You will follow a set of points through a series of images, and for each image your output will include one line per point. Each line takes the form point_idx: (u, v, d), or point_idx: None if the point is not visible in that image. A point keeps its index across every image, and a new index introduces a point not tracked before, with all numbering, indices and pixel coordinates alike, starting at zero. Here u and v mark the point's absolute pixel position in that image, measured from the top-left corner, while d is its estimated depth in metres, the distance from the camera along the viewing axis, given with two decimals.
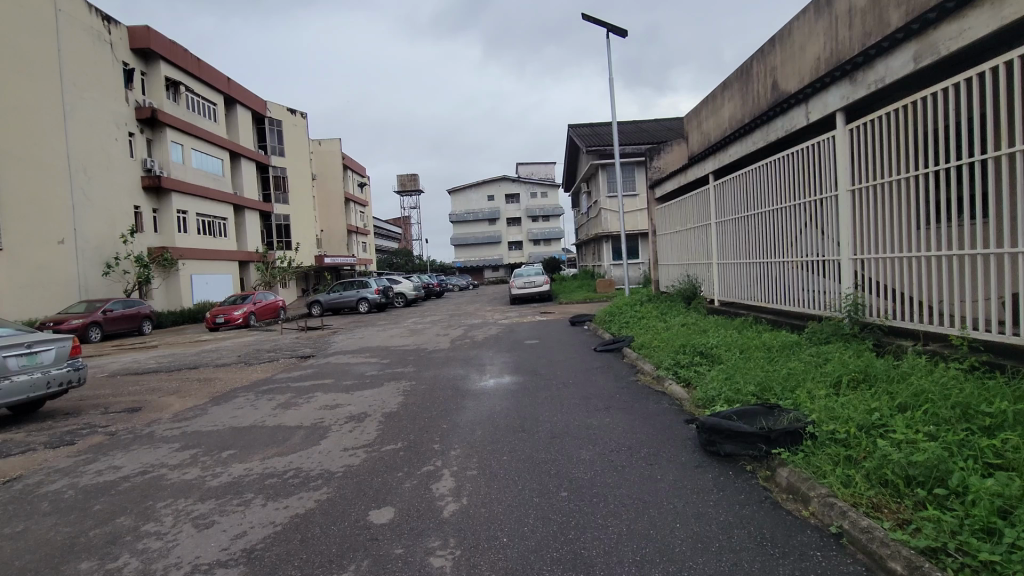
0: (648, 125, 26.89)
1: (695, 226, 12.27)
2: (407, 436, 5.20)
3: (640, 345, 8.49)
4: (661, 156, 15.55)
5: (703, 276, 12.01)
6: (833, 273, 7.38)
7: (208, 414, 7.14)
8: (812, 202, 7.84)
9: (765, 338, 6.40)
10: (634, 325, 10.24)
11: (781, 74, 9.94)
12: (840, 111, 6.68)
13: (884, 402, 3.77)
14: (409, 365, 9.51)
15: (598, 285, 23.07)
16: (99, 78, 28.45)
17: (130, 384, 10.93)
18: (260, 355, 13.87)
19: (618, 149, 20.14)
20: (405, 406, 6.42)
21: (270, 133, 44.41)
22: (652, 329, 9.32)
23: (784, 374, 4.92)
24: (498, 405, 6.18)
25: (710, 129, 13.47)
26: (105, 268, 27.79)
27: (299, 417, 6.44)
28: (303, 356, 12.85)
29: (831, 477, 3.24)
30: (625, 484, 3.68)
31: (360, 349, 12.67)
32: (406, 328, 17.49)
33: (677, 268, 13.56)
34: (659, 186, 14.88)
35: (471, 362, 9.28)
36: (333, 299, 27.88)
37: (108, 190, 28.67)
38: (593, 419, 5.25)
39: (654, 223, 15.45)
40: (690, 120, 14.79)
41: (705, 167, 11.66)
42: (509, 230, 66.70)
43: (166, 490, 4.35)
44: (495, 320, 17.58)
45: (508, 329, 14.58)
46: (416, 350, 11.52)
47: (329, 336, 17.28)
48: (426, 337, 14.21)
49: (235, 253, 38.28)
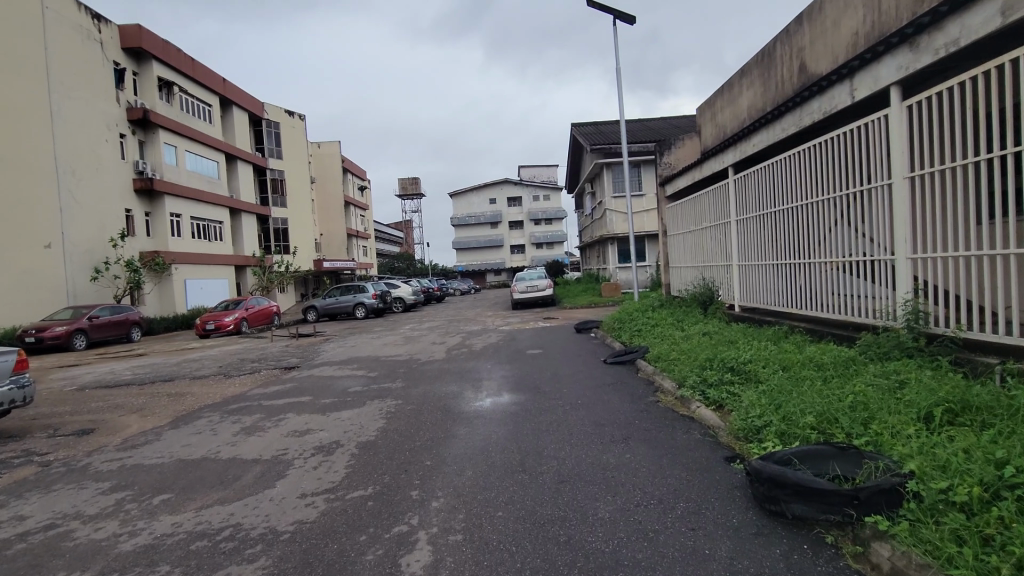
0: (654, 123, 25.93)
1: (712, 225, 11.29)
2: (381, 477, 4.22)
3: (658, 358, 7.51)
4: (671, 152, 14.58)
5: (721, 279, 11.04)
6: (881, 276, 6.40)
7: (160, 440, 6.16)
8: (856, 195, 6.84)
9: (812, 352, 5.41)
10: (650, 333, 9.24)
11: (810, 54, 8.99)
12: (895, 85, 5.71)
13: (1016, 451, 2.78)
14: (398, 380, 8.52)
15: (603, 289, 22.32)
16: (88, 77, 27.55)
17: (94, 399, 9.95)
18: (243, 366, 12.89)
19: (625, 147, 19.17)
20: (384, 434, 5.43)
21: (268, 135, 43.57)
22: (672, 339, 8.31)
23: (853, 404, 3.94)
24: (496, 433, 5.20)
25: (726, 121, 12.49)
26: (94, 273, 26.80)
27: (261, 447, 5.44)
28: (287, 367, 11.86)
29: (960, 564, 2.28)
30: (663, 565, 2.68)
31: (349, 359, 11.69)
32: (401, 336, 16.48)
33: (692, 271, 12.59)
34: (670, 183, 13.90)
35: (466, 376, 8.29)
36: (330, 304, 27.07)
37: (98, 193, 27.77)
38: (611, 455, 4.28)
39: (665, 222, 14.46)
40: (703, 112, 13.81)
41: (722, 160, 10.67)
42: (512, 234, 65.74)
43: (62, 558, 3.35)
44: (495, 327, 16.60)
45: (509, 337, 13.57)
46: (409, 361, 10.54)
47: (320, 344, 16.30)
48: (420, 346, 13.20)
49: (230, 257, 37.38)
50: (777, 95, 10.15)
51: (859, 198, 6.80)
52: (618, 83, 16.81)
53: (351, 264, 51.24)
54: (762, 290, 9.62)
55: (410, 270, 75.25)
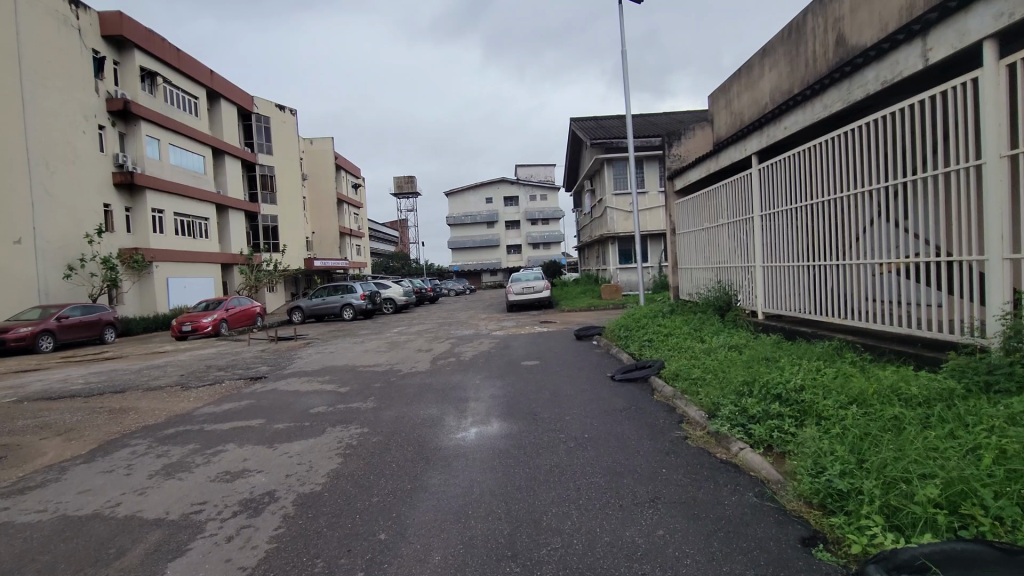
0: (657, 118, 24.69)
1: (730, 222, 10.06)
2: (310, 565, 2.96)
3: (680, 378, 6.27)
4: (682, 143, 13.26)
5: (741, 282, 9.80)
6: (959, 280, 5.15)
7: (58, 481, 4.87)
8: (923, 182, 5.61)
9: (887, 379, 4.17)
10: (661, 346, 7.95)
11: (850, 24, 7.75)
12: (990, 40, 4.47)
13: None
14: (372, 398, 7.23)
15: (604, 291, 21.13)
16: (64, 65, 26.25)
17: (25, 415, 8.64)
18: (206, 375, 11.60)
19: (632, 141, 17.92)
20: (334, 483, 4.17)
21: (257, 130, 42.12)
22: (690, 354, 7.01)
23: (997, 471, 2.68)
24: (483, 482, 3.97)
25: (744, 107, 11.24)
26: (67, 271, 25.49)
27: (173, 499, 4.17)
28: (253, 378, 10.53)
29: None
30: None
31: (322, 369, 10.41)
32: (386, 341, 15.18)
33: (705, 273, 11.37)
34: (679, 176, 12.64)
35: (449, 396, 7.02)
36: (316, 304, 25.81)
37: (72, 185, 26.36)
38: (639, 532, 3.04)
39: (673, 219, 13.24)
40: (717, 98, 12.59)
41: (744, 147, 9.41)
42: (508, 233, 64.53)
43: None
44: (488, 332, 15.36)
45: (502, 343, 12.32)
46: (388, 373, 9.28)
47: (299, 350, 15.04)
48: (404, 353, 11.93)
49: (217, 255, 36.03)
50: (809, 74, 8.88)
51: (929, 184, 5.59)
52: (625, 69, 15.55)
53: (343, 263, 49.92)
54: (792, 295, 8.39)
55: (405, 270, 73.89)
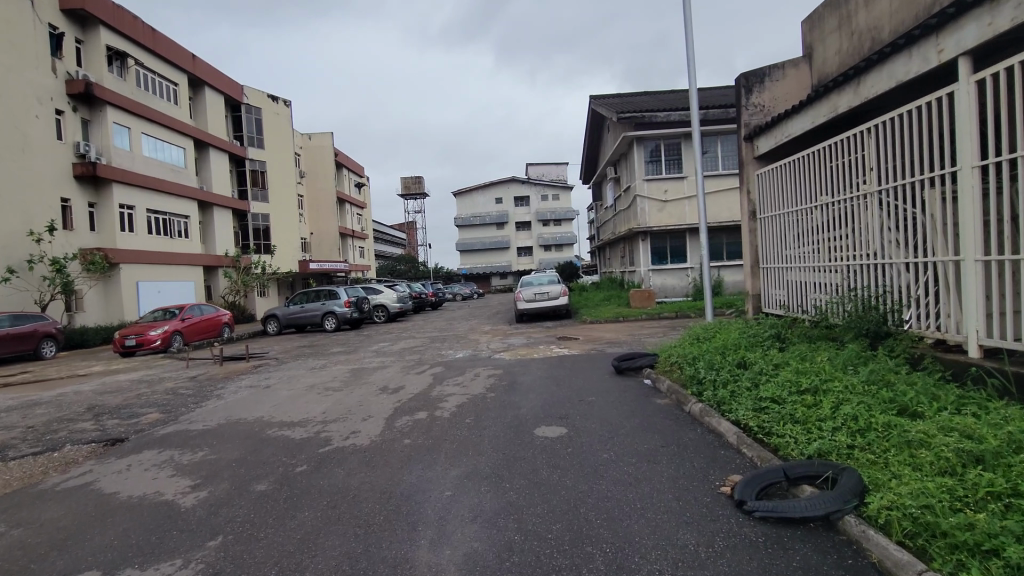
0: (698, 93, 20.59)
1: (879, 191, 5.95)
2: None
3: (987, 560, 2.30)
4: (766, 87, 9.16)
5: (910, 289, 5.67)
6: None
7: None
8: None
9: None
10: (821, 426, 3.85)
11: None
12: None
13: None
14: (205, 555, 3.22)
15: (634, 298, 17.13)
16: (14, 40, 22.45)
17: None
18: (57, 431, 7.63)
19: (694, 107, 13.63)
20: None
21: (247, 122, 38.35)
22: (935, 463, 3.01)
23: None
24: None
25: (883, 14, 7.18)
26: (6, 274, 21.67)
27: None
28: (107, 444, 6.54)
29: None
30: None
31: (214, 430, 6.43)
32: (351, 368, 11.24)
33: (825, 273, 7.22)
34: (765, 134, 8.53)
35: (369, 559, 2.98)
36: (294, 313, 22.00)
37: (22, 175, 22.63)
38: None
39: (753, 197, 9.17)
40: (824, 17, 8.50)
41: (924, 53, 5.21)
42: (518, 235, 60.64)
43: None
44: (490, 355, 11.33)
45: (508, 378, 8.33)
46: (302, 449, 5.27)
47: (233, 379, 11.11)
48: (359, 395, 7.95)
49: (198, 256, 32.22)
50: None
51: None
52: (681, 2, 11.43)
53: (343, 266, 46.07)
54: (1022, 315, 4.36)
55: (411, 274, 70.08)
